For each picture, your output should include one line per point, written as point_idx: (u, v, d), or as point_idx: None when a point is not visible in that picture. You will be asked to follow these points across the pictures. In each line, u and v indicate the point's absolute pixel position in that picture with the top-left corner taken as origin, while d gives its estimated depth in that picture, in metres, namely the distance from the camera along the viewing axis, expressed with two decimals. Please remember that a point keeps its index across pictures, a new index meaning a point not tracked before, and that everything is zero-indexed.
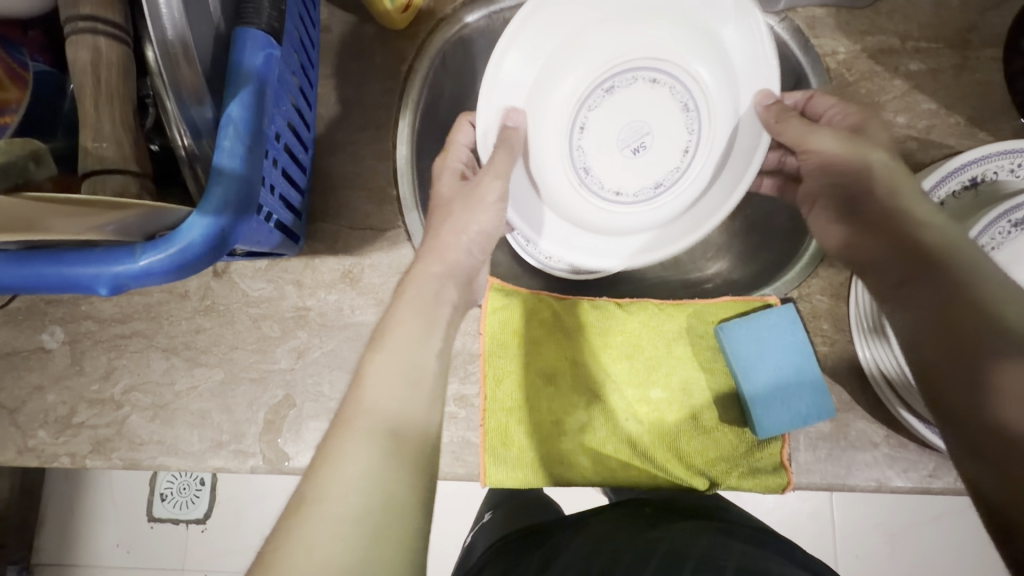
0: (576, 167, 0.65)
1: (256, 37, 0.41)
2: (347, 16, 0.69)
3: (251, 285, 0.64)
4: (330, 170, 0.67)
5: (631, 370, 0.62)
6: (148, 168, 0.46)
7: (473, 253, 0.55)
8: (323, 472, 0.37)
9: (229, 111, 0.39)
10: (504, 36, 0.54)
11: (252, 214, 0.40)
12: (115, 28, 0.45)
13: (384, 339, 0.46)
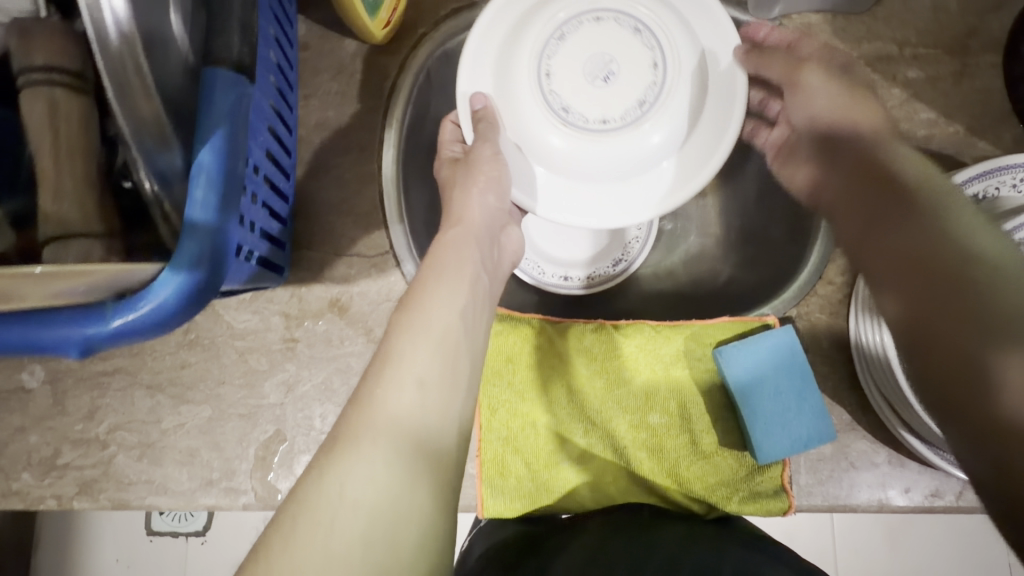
0: (555, 110, 0.62)
1: (225, 76, 0.38)
2: (326, 33, 0.66)
3: (236, 317, 0.63)
4: (314, 195, 0.65)
5: (628, 396, 0.60)
6: (115, 225, 0.45)
7: (489, 201, 0.58)
8: (355, 429, 0.40)
9: (199, 158, 0.37)
10: (471, 41, 0.58)
11: (229, 264, 0.38)
12: (69, 76, 0.44)
13: (410, 303, 0.48)
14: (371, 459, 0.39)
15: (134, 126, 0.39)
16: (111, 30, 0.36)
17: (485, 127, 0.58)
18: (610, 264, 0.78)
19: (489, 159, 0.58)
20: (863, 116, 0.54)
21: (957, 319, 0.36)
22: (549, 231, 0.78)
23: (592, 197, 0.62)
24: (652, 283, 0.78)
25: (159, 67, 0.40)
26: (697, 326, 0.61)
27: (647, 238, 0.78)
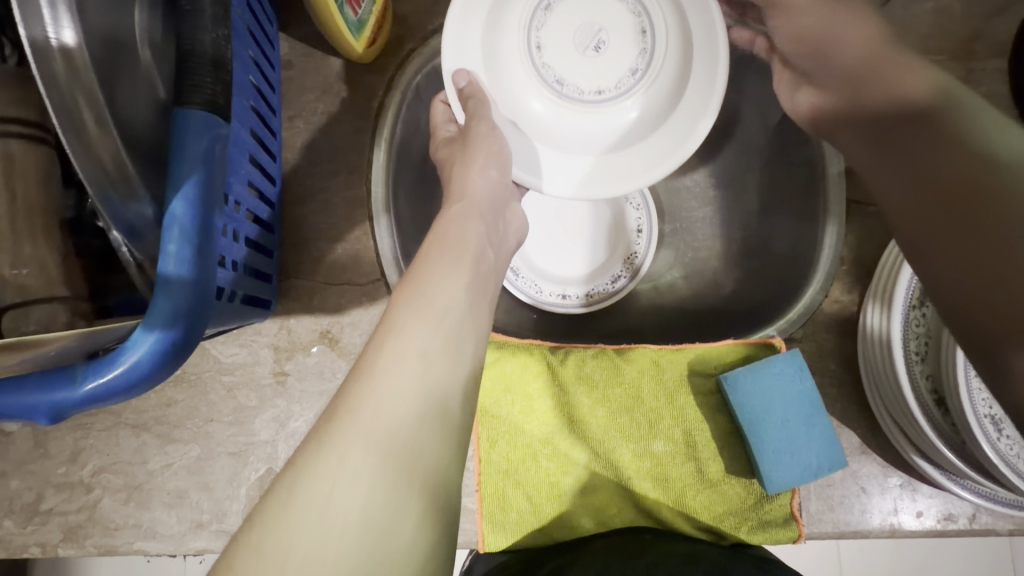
0: (549, 82, 0.61)
1: (197, 119, 0.36)
2: (310, 51, 0.63)
3: (223, 351, 0.60)
4: (301, 221, 0.62)
5: (630, 424, 0.59)
6: (81, 284, 0.43)
7: (490, 175, 0.54)
8: (354, 401, 0.37)
9: (171, 209, 0.34)
10: (451, 20, 0.54)
11: (208, 319, 0.36)
12: (28, 127, 0.40)
13: (411, 277, 0.45)
14: (373, 433, 0.36)
15: (93, 176, 0.35)
16: (60, 60, 0.33)
17: (476, 104, 0.55)
18: (610, 280, 0.75)
19: (487, 133, 0.55)
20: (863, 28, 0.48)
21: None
22: (546, 248, 0.76)
23: (594, 165, 0.60)
24: (652, 298, 0.76)
25: (121, 110, 0.37)
26: (701, 349, 0.59)
27: (646, 254, 0.75)
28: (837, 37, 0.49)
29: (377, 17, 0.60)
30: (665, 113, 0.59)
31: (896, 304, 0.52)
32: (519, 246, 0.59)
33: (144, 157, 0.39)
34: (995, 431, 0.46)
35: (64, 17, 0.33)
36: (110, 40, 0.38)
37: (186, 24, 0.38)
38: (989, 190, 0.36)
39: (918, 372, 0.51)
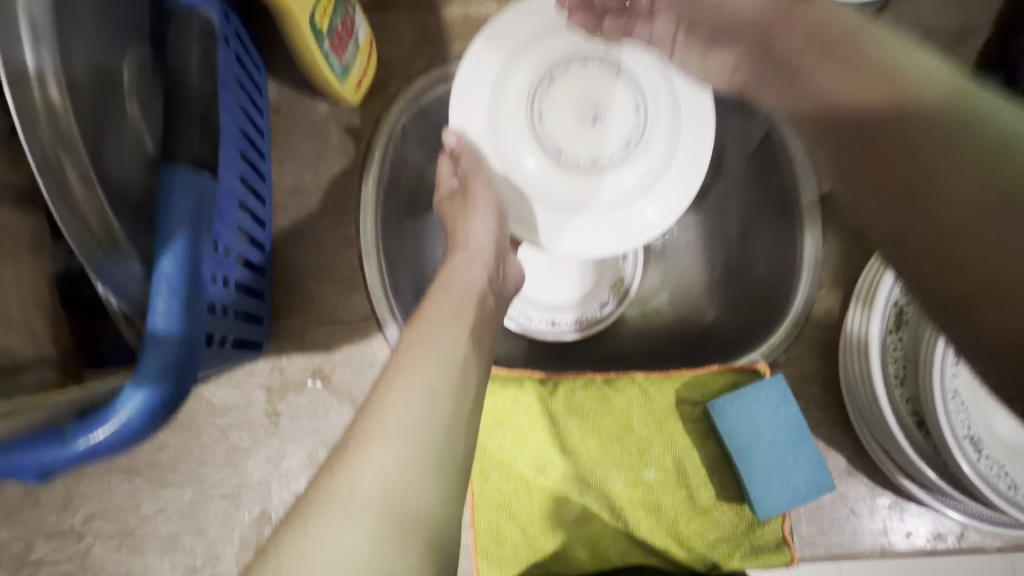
0: (548, 149, 0.65)
1: (184, 176, 0.37)
2: (298, 95, 0.65)
3: (215, 393, 0.60)
4: (292, 261, 0.63)
5: (621, 453, 0.59)
6: (70, 345, 0.43)
7: (491, 227, 0.57)
8: (365, 437, 0.38)
9: (159, 266, 0.35)
10: (456, 91, 0.60)
11: (195, 374, 0.37)
12: (20, 199, 0.42)
13: (420, 319, 0.46)
14: (382, 468, 0.36)
15: (77, 232, 0.35)
16: (46, 121, 0.34)
17: (467, 161, 0.60)
18: (598, 306, 0.77)
19: (484, 189, 0.59)
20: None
21: (953, 210, 0.34)
22: (536, 277, 0.77)
23: (590, 227, 0.64)
24: (639, 322, 0.77)
25: (106, 172, 0.38)
26: (689, 377, 0.60)
27: (633, 280, 0.77)
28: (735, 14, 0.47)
29: (363, 63, 0.61)
30: (660, 171, 0.64)
31: (871, 331, 0.54)
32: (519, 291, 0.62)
33: (132, 214, 0.40)
34: (975, 451, 0.48)
35: (49, 77, 0.34)
36: (98, 105, 0.39)
37: (178, 83, 0.38)
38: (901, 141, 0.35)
39: (898, 396, 0.52)
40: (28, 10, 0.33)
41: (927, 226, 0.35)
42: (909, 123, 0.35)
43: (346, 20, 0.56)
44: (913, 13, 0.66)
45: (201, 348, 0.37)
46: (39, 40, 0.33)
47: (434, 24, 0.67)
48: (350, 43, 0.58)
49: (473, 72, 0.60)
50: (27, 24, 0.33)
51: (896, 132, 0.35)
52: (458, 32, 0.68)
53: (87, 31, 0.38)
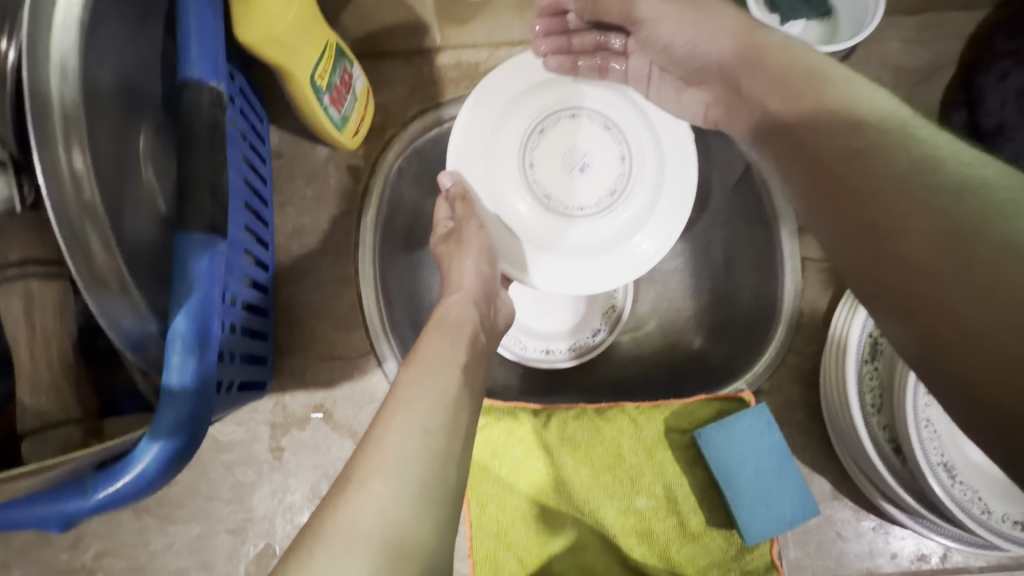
0: (537, 196, 0.68)
1: (197, 240, 0.40)
2: (298, 140, 0.67)
3: (221, 430, 0.63)
4: (294, 300, 0.65)
5: (613, 482, 0.61)
6: (93, 403, 0.45)
7: (482, 269, 0.60)
8: (365, 473, 0.40)
9: (173, 325, 0.38)
10: (455, 138, 0.63)
11: (206, 425, 0.39)
12: (47, 265, 0.43)
13: (416, 358, 0.50)
14: (379, 500, 0.38)
15: (99, 297, 0.38)
16: (75, 196, 0.36)
17: (461, 205, 0.63)
18: (590, 334, 0.79)
19: (476, 232, 0.62)
20: (726, 23, 0.51)
21: (909, 247, 0.34)
22: (530, 306, 0.79)
23: (577, 270, 0.67)
24: (630, 346, 0.79)
25: (122, 237, 0.41)
26: (677, 406, 0.62)
27: (625, 306, 0.79)
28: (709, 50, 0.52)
29: (361, 110, 0.63)
30: (645, 216, 0.67)
31: (846, 357, 0.56)
32: (508, 329, 0.63)
33: (145, 274, 0.42)
34: (949, 478, 0.50)
35: (76, 152, 0.36)
36: (115, 174, 0.41)
37: (194, 155, 0.42)
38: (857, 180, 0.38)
39: (875, 424, 0.55)
40: (59, 92, 0.35)
41: (882, 253, 0.36)
42: (866, 163, 0.38)
43: (345, 76, 0.58)
44: (880, 53, 0.68)
45: (212, 405, 0.39)
46: (70, 119, 0.36)
47: (427, 69, 0.69)
48: (348, 95, 0.60)
49: (469, 122, 0.64)
50: (59, 109, 0.35)
51: (856, 170, 0.38)
52: (451, 77, 0.69)
53: (105, 109, 0.40)
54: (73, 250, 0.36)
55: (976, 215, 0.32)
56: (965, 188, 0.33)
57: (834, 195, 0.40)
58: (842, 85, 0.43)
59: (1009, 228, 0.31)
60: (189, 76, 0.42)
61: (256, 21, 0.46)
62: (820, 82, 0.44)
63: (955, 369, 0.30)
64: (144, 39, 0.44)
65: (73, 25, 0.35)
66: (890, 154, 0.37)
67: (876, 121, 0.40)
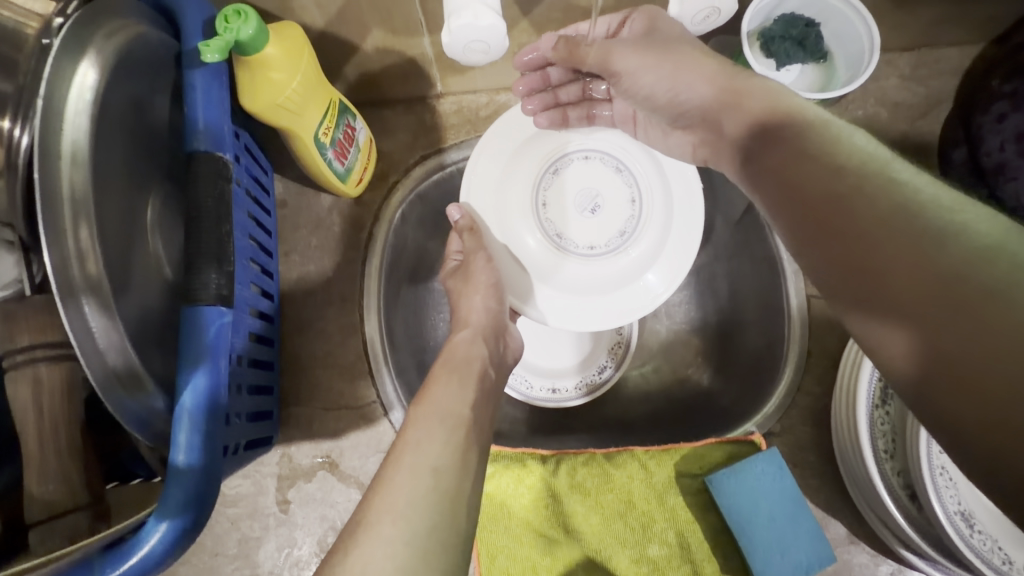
0: (550, 235, 0.67)
1: (205, 314, 0.42)
2: (302, 189, 0.67)
3: (227, 483, 0.62)
4: (299, 350, 0.65)
5: (625, 530, 0.61)
6: (102, 485, 0.44)
7: (491, 305, 0.60)
8: (375, 517, 0.38)
9: (181, 401, 0.39)
10: (467, 181, 0.64)
11: (213, 501, 0.40)
12: (55, 348, 0.42)
13: (424, 397, 0.49)
14: (391, 545, 0.37)
15: (105, 379, 0.38)
16: (80, 279, 0.36)
17: (468, 238, 0.63)
18: (597, 371, 0.77)
19: (484, 267, 0.62)
20: (705, 71, 0.48)
21: (900, 295, 0.32)
22: (535, 343, 0.77)
23: (593, 310, 0.66)
24: (639, 385, 0.77)
25: (129, 315, 0.41)
26: (687, 450, 0.62)
27: (631, 339, 0.77)
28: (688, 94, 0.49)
29: (365, 160, 0.63)
30: (654, 252, 0.66)
31: (858, 391, 0.56)
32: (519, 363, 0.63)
33: (152, 350, 0.42)
34: (967, 526, 0.49)
35: (84, 234, 0.36)
36: (123, 253, 0.41)
37: (200, 228, 0.43)
38: (844, 221, 0.35)
39: (889, 469, 0.54)
40: (69, 177, 0.36)
41: (867, 294, 0.34)
42: (850, 206, 0.35)
43: (348, 131, 0.58)
44: (878, 91, 0.69)
45: (218, 478, 0.40)
46: (79, 202, 0.36)
47: (428, 117, 0.69)
48: (351, 148, 0.60)
49: (477, 166, 0.64)
50: (70, 200, 0.36)
51: (842, 212, 0.36)
52: (452, 123, 0.69)
53: (114, 191, 0.41)
54: (79, 332, 0.37)
55: (962, 262, 0.31)
56: (952, 234, 0.32)
57: (819, 236, 0.37)
58: (819, 128, 0.40)
59: (999, 275, 0.29)
60: (195, 149, 0.44)
61: (263, 90, 0.47)
62: (797, 125, 0.41)
63: (948, 413, 0.30)
64: (149, 114, 0.45)
65: (83, 112, 0.36)
66: (872, 194, 0.35)
67: (856, 162, 0.37)
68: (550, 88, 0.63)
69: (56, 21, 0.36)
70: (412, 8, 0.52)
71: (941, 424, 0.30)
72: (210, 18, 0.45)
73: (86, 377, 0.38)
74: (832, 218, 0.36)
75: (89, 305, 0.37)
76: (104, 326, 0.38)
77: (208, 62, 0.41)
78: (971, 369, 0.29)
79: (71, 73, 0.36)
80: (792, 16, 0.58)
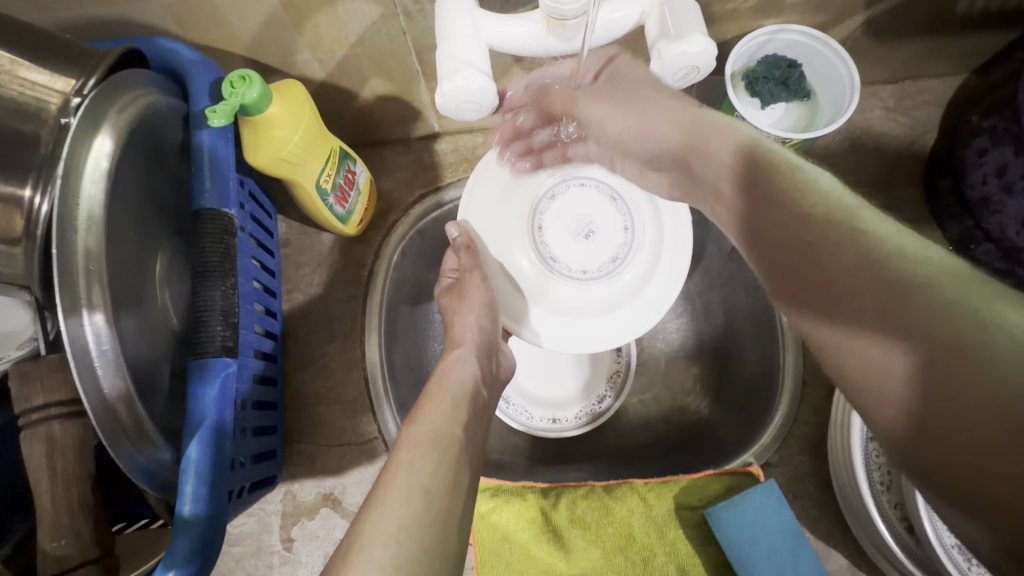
0: (542, 257, 0.66)
1: (212, 365, 0.44)
2: (304, 229, 0.69)
3: (232, 521, 0.63)
4: (301, 387, 0.66)
5: (626, 564, 0.61)
6: (112, 539, 0.45)
7: (484, 324, 0.60)
8: (366, 541, 0.38)
9: (187, 453, 0.41)
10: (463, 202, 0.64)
11: (218, 549, 0.42)
12: (68, 404, 0.44)
13: (415, 416, 0.49)
14: (381, 569, 0.37)
15: (114, 436, 0.40)
16: (92, 338, 0.38)
17: (467, 255, 0.62)
18: (596, 401, 0.75)
19: (478, 286, 0.62)
20: (668, 113, 0.47)
21: (866, 344, 0.34)
22: (533, 372, 0.76)
23: (584, 332, 0.64)
24: (640, 411, 0.76)
25: (139, 372, 0.42)
26: (686, 482, 0.63)
27: (631, 364, 0.76)
28: (652, 133, 0.48)
29: (365, 202, 0.65)
30: (645, 275, 0.65)
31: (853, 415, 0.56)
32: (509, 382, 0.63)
33: (160, 402, 0.44)
34: (964, 560, 0.49)
35: (97, 297, 0.38)
36: (134, 311, 0.43)
37: (207, 281, 0.46)
38: (814, 272, 0.37)
39: (886, 501, 0.55)
40: (84, 244, 0.38)
41: (837, 343, 0.35)
42: (818, 257, 0.37)
43: (348, 175, 0.60)
44: (864, 122, 0.70)
45: (223, 525, 0.42)
46: (92, 268, 0.38)
47: (427, 155, 0.71)
48: (352, 192, 0.62)
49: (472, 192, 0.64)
50: (84, 269, 0.38)
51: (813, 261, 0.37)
52: (450, 161, 0.71)
53: (126, 252, 0.43)
54: (90, 392, 0.38)
55: (926, 314, 0.32)
56: (916, 284, 0.33)
57: (793, 283, 0.38)
58: (789, 172, 0.41)
59: (965, 326, 0.30)
60: (203, 206, 0.47)
61: (267, 146, 0.49)
62: (765, 169, 0.42)
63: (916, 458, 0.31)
64: (158, 174, 0.47)
65: (99, 181, 0.39)
66: (838, 244, 0.36)
67: (823, 210, 0.38)
68: (521, 134, 0.59)
69: (74, 99, 0.38)
70: (409, 60, 0.54)
71: (916, 472, 0.32)
72: (217, 79, 0.48)
73: (96, 433, 0.40)
74: (805, 268, 0.37)
75: (98, 366, 0.38)
76: (114, 386, 0.39)
77: (214, 125, 0.45)
78: (933, 420, 0.31)
79: (89, 146, 0.38)
80: (775, 57, 0.59)
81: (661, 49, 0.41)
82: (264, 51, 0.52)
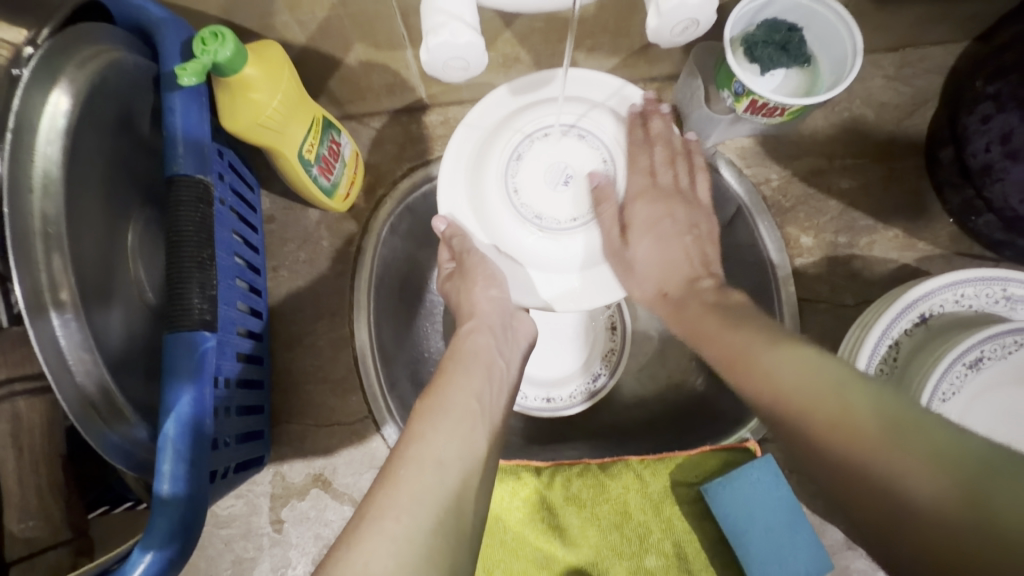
0: (530, 221, 0.53)
1: (188, 338, 0.42)
2: (289, 204, 0.66)
3: (220, 503, 0.62)
4: (289, 366, 0.64)
5: (621, 541, 0.60)
6: (85, 520, 0.45)
7: (496, 294, 0.54)
8: (375, 513, 0.36)
9: (164, 429, 0.40)
10: (444, 168, 0.53)
11: (200, 530, 0.40)
12: (34, 382, 0.43)
13: (432, 389, 0.46)
14: (393, 541, 0.34)
15: (86, 415, 0.38)
16: (54, 309, 0.36)
17: (459, 241, 0.53)
18: (590, 379, 0.74)
19: (481, 259, 0.54)
20: (679, 249, 0.53)
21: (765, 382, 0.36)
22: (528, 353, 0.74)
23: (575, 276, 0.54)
24: (634, 388, 0.75)
25: (108, 346, 0.40)
26: (683, 459, 0.62)
27: (625, 344, 0.74)
28: (657, 275, 0.52)
29: (351, 174, 0.62)
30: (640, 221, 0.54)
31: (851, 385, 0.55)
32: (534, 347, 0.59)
33: (132, 378, 0.42)
34: None
35: (55, 258, 0.36)
36: (103, 285, 0.41)
37: (182, 251, 0.44)
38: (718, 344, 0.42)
39: None
40: (40, 207, 0.35)
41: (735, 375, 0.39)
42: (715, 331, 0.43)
43: (332, 146, 0.57)
44: (863, 92, 0.68)
45: (203, 505, 0.41)
46: (50, 231, 0.36)
47: (415, 127, 0.68)
48: (337, 163, 0.59)
49: (454, 162, 0.54)
50: (42, 233, 0.35)
51: (757, 380, 0.37)
52: (439, 134, 0.68)
53: (93, 218, 0.41)
54: (54, 365, 0.36)
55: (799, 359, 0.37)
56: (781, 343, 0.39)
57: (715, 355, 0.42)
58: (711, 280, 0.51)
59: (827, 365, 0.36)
60: (174, 173, 0.45)
61: (243, 111, 0.47)
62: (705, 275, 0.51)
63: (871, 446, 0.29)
64: (125, 139, 0.45)
65: (55, 140, 0.36)
66: (737, 343, 0.40)
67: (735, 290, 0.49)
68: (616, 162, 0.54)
69: (27, 50, 0.36)
70: (394, 23, 0.52)
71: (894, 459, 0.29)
72: (188, 37, 0.45)
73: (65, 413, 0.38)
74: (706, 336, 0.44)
75: (62, 339, 0.37)
76: (80, 360, 0.37)
77: (185, 85, 0.42)
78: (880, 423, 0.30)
79: (43, 101, 0.36)
80: (775, 21, 0.56)
81: (660, 1, 0.39)
82: (241, 12, 0.49)
